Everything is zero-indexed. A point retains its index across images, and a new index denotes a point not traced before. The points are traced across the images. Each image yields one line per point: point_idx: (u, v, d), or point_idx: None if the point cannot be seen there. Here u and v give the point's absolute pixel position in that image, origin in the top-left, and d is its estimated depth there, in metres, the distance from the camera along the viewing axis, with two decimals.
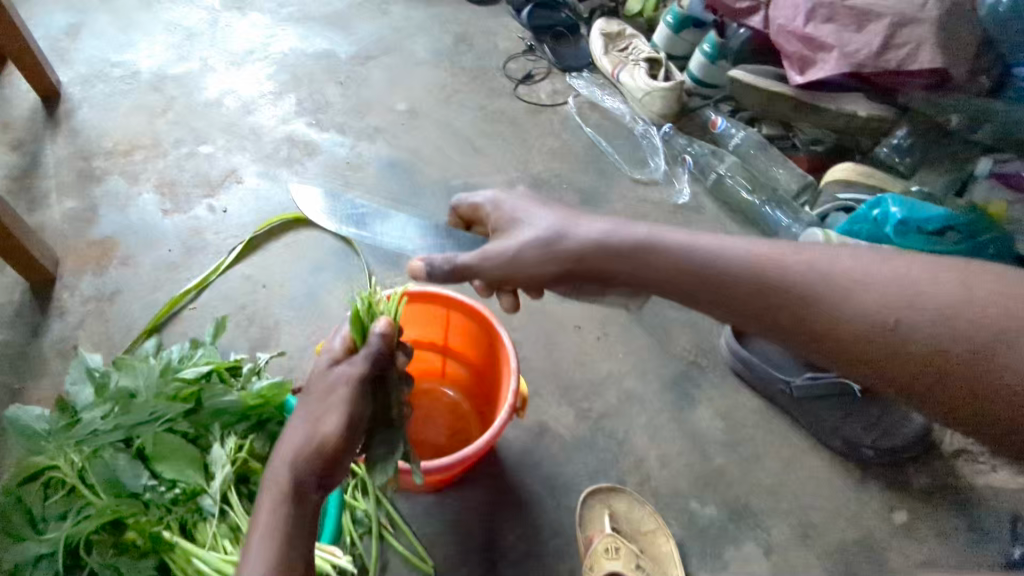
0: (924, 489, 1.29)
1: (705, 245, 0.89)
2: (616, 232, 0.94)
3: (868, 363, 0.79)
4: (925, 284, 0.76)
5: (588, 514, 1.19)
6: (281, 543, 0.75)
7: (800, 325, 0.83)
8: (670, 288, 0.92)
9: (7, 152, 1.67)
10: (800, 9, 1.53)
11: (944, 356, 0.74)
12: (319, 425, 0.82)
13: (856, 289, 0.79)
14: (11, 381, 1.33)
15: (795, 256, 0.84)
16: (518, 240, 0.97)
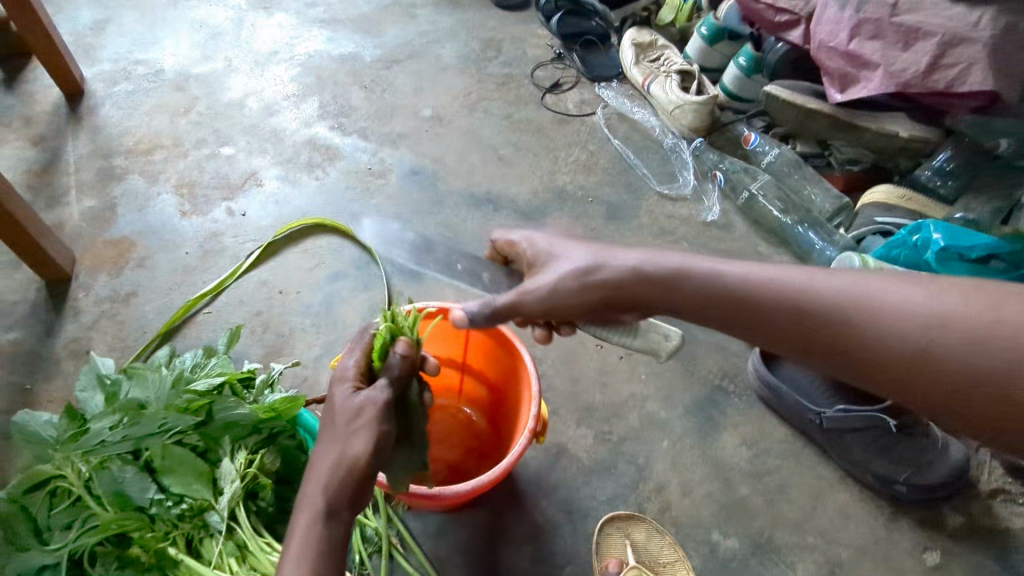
0: (961, 530, 1.21)
1: (740, 275, 0.86)
2: (650, 264, 0.90)
3: (921, 394, 0.74)
4: (982, 310, 0.70)
5: (606, 544, 1.14)
6: (316, 564, 0.74)
7: (845, 355, 0.79)
8: (706, 316, 0.89)
9: (29, 148, 1.67)
10: (845, 23, 1.46)
11: (1007, 388, 0.67)
12: (348, 447, 0.79)
13: (902, 316, 0.74)
14: (22, 380, 1.31)
15: (830, 284, 0.80)
16: (555, 275, 0.93)
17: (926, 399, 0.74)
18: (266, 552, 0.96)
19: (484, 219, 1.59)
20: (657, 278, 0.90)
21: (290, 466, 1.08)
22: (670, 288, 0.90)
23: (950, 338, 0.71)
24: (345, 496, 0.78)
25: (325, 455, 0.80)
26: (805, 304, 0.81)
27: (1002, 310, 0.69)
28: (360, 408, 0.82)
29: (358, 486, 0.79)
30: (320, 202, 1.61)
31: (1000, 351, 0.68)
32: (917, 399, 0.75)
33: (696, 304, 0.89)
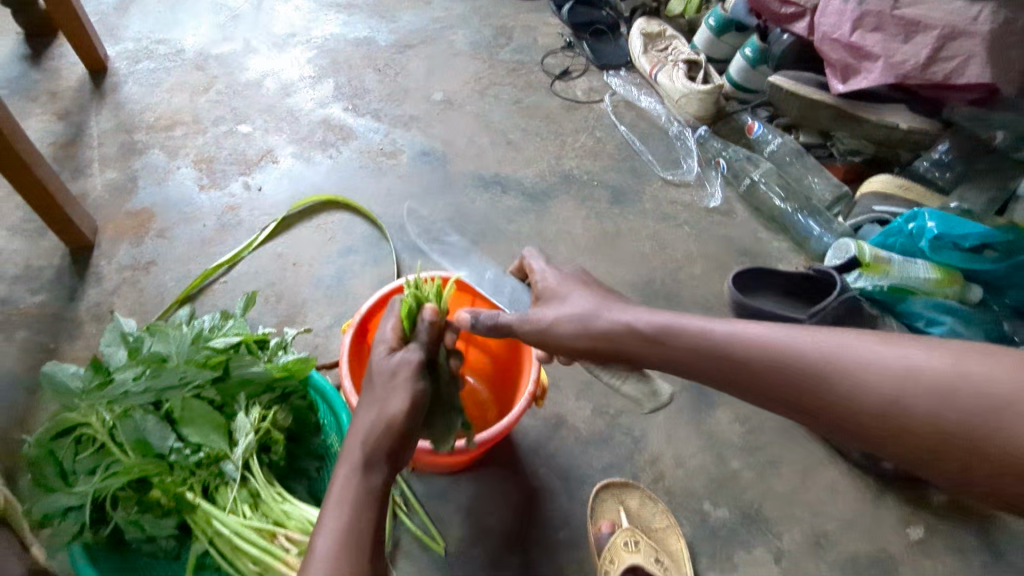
0: (945, 507, 1.26)
1: (717, 329, 0.82)
2: (633, 321, 0.86)
3: (897, 451, 0.70)
4: (946, 362, 0.67)
5: (601, 509, 1.20)
6: (355, 511, 0.76)
7: (825, 414, 0.74)
8: (682, 372, 0.85)
9: (54, 122, 1.73)
10: (846, 17, 1.51)
11: (981, 444, 0.64)
12: (385, 405, 0.84)
13: (874, 370, 0.70)
14: (47, 341, 1.37)
15: (801, 341, 0.76)
16: (553, 315, 0.91)
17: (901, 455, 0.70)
18: (277, 501, 1.03)
19: (492, 199, 1.63)
20: (634, 339, 0.86)
21: (302, 423, 1.14)
22: (642, 343, 0.86)
23: (919, 391, 0.67)
24: (381, 451, 0.82)
25: (365, 412, 0.84)
26: (782, 362, 0.76)
27: (966, 364, 0.66)
28: (396, 369, 0.88)
29: (394, 442, 0.83)
30: (333, 179, 1.66)
31: (967, 403, 0.64)
32: (896, 458, 0.71)
33: (670, 362, 0.84)
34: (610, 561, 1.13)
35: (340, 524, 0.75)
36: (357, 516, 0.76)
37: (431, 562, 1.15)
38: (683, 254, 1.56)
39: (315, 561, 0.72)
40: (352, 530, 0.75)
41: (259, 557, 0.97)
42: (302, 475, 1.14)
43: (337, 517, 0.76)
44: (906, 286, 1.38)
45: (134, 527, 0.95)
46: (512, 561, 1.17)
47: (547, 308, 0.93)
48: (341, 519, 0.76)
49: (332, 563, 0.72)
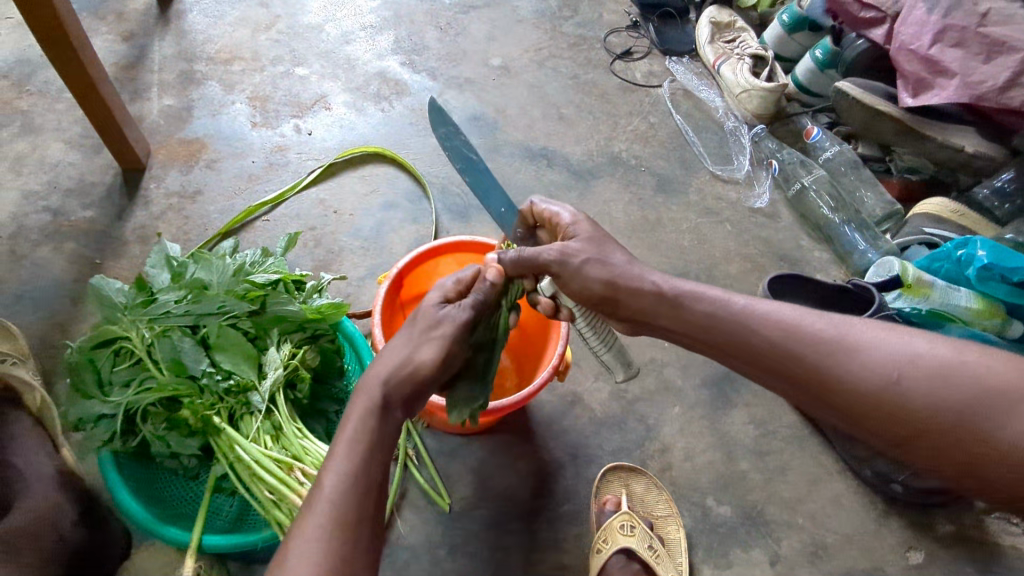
0: (948, 536, 1.25)
1: (734, 303, 0.85)
2: (653, 279, 0.90)
3: (890, 430, 0.75)
4: (947, 352, 0.72)
5: (605, 489, 1.22)
6: (366, 458, 0.76)
7: (827, 391, 0.78)
8: (693, 338, 0.89)
9: (119, 42, 1.75)
10: (928, 28, 1.46)
11: (969, 429, 0.69)
12: (418, 352, 0.84)
13: (880, 353, 0.75)
14: (93, 255, 1.42)
15: (815, 323, 0.79)
16: (583, 257, 0.91)
17: (888, 432, 0.75)
18: (297, 437, 1.07)
19: (537, 172, 1.63)
20: (654, 298, 0.90)
21: (328, 365, 1.15)
22: (660, 303, 0.89)
23: (919, 375, 0.72)
24: (401, 394, 0.82)
25: (391, 353, 0.84)
26: (795, 340, 0.79)
27: (965, 354, 0.72)
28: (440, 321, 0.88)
29: (415, 390, 0.84)
30: (383, 132, 1.67)
31: (962, 388, 0.70)
32: (884, 435, 0.76)
33: (684, 325, 0.88)
34: (604, 540, 1.15)
35: (351, 464, 0.74)
36: (369, 460, 0.76)
37: (433, 515, 1.19)
38: (721, 251, 1.55)
39: (324, 497, 0.72)
40: (362, 472, 0.75)
41: (274, 487, 1.00)
42: (321, 416, 1.17)
43: (348, 458, 0.75)
44: (945, 312, 1.34)
45: (160, 442, 1.00)
46: (512, 526, 1.19)
47: (582, 248, 0.92)
48: (350, 459, 0.75)
49: (341, 500, 0.72)
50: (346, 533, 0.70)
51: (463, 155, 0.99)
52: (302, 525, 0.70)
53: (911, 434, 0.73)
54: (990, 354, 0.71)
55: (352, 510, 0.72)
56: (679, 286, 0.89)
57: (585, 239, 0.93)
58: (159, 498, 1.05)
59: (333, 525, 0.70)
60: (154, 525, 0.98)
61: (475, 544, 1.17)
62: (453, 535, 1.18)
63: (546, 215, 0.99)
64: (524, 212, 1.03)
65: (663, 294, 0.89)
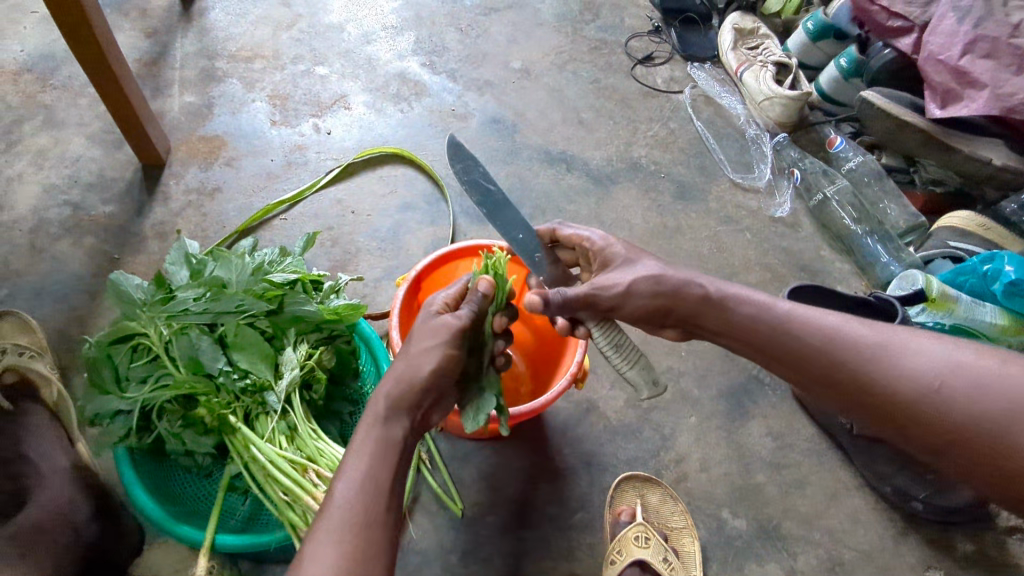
0: (969, 555, 1.22)
1: (779, 306, 0.88)
2: (700, 284, 0.92)
3: (928, 437, 0.76)
4: (992, 364, 0.72)
5: (620, 499, 1.20)
6: (371, 465, 0.76)
7: (866, 395, 0.80)
8: (739, 340, 0.92)
9: (142, 39, 1.76)
10: (958, 38, 1.43)
11: (1008, 441, 0.69)
12: (416, 363, 0.84)
13: (922, 362, 0.76)
14: (112, 250, 1.42)
15: (859, 328, 0.82)
16: (629, 278, 0.92)
17: (928, 440, 0.76)
18: (312, 438, 1.06)
19: (556, 176, 1.62)
20: (702, 305, 0.92)
21: (344, 367, 1.15)
22: (706, 306, 0.92)
23: (960, 385, 0.73)
24: (404, 403, 0.82)
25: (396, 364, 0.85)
26: (838, 344, 0.82)
27: (1010, 367, 0.71)
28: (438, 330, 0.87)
29: (416, 399, 0.83)
30: (401, 132, 1.67)
31: (1003, 399, 0.70)
32: (923, 441, 0.77)
33: (731, 329, 0.91)
34: (617, 551, 1.14)
35: (360, 470, 0.75)
36: (380, 467, 0.77)
37: (446, 520, 1.18)
38: (740, 260, 1.53)
39: (336, 504, 0.73)
40: (372, 477, 0.76)
41: (289, 488, 0.99)
42: (335, 417, 1.16)
43: (359, 465, 0.76)
44: (969, 327, 1.33)
45: (175, 439, 0.99)
46: (525, 534, 1.18)
47: (621, 273, 0.93)
48: (361, 466, 0.76)
49: (353, 506, 0.72)
50: (361, 535, 0.71)
51: (481, 187, 0.99)
52: (317, 528, 0.71)
53: (949, 442, 0.74)
54: None
55: (365, 513, 0.72)
56: (729, 290, 0.91)
57: (621, 263, 0.95)
58: (172, 495, 1.05)
59: (349, 527, 0.71)
60: (167, 523, 0.97)
61: (488, 550, 1.16)
62: (465, 540, 1.17)
63: (573, 239, 1.00)
64: (543, 234, 1.02)
65: (712, 300, 0.91)
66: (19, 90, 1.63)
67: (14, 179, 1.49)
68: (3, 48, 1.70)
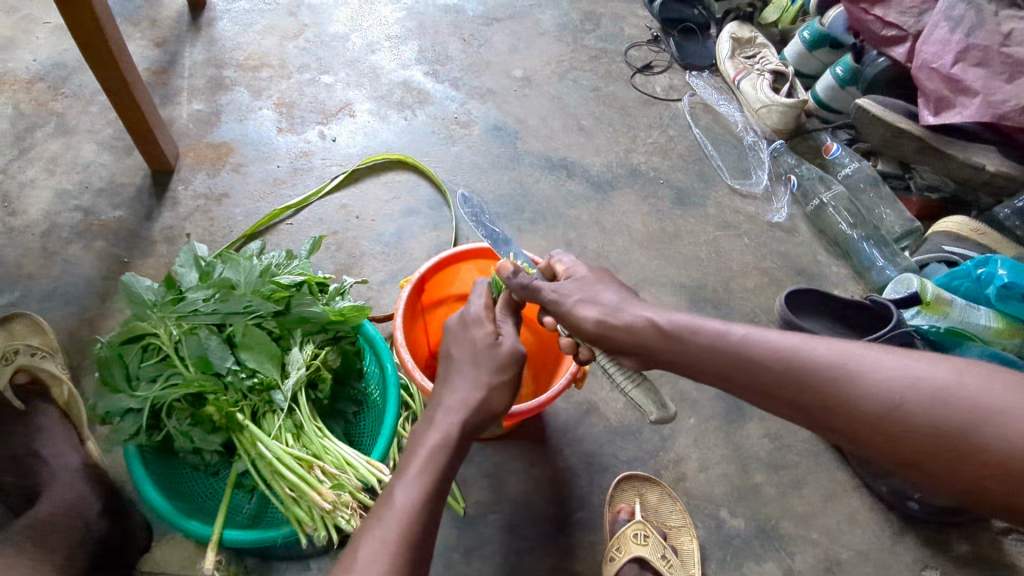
0: (965, 555, 1.24)
1: (733, 333, 0.87)
2: (650, 316, 0.94)
3: (898, 454, 0.75)
4: (947, 374, 0.73)
5: (619, 497, 1.22)
6: (429, 485, 0.78)
7: (833, 415, 0.79)
8: (700, 369, 0.90)
9: (151, 48, 1.80)
10: (950, 47, 1.46)
11: (972, 450, 0.69)
12: (488, 394, 0.90)
13: (881, 376, 0.76)
14: (122, 254, 1.45)
15: (815, 348, 0.81)
16: (575, 299, 0.98)
17: (896, 456, 0.75)
18: (318, 436, 1.08)
19: (556, 182, 1.65)
20: (653, 333, 0.93)
21: (347, 367, 1.17)
22: (658, 337, 0.92)
23: (921, 397, 0.73)
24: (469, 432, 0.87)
25: (463, 390, 0.89)
26: (797, 366, 0.81)
27: (965, 375, 0.72)
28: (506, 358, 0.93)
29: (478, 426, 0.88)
30: (405, 139, 1.70)
31: (962, 408, 0.70)
32: (893, 456, 0.76)
33: (687, 357, 0.91)
34: (617, 549, 1.15)
35: (423, 486, 0.78)
36: (436, 483, 0.79)
37: (448, 519, 1.20)
38: (738, 264, 1.56)
39: (396, 509, 0.74)
40: (431, 496, 0.78)
41: (295, 484, 1.01)
42: (340, 416, 1.18)
43: (420, 479, 0.78)
44: (964, 331, 1.34)
45: (184, 437, 1.01)
46: (526, 532, 1.20)
47: (572, 289, 0.99)
48: (424, 482, 0.78)
49: (408, 518, 0.74)
50: (409, 549, 0.71)
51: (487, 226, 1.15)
52: (370, 532, 0.72)
53: (919, 454, 0.73)
54: (987, 372, 0.72)
55: (419, 530, 0.74)
56: (679, 320, 0.92)
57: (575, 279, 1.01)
58: (181, 492, 1.07)
59: (403, 540, 0.72)
60: (176, 518, 0.99)
61: (489, 548, 1.18)
62: (467, 539, 1.18)
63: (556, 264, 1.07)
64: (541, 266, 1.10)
65: (663, 330, 0.92)
66: (31, 98, 1.67)
67: (26, 185, 1.53)
68: (16, 57, 1.74)
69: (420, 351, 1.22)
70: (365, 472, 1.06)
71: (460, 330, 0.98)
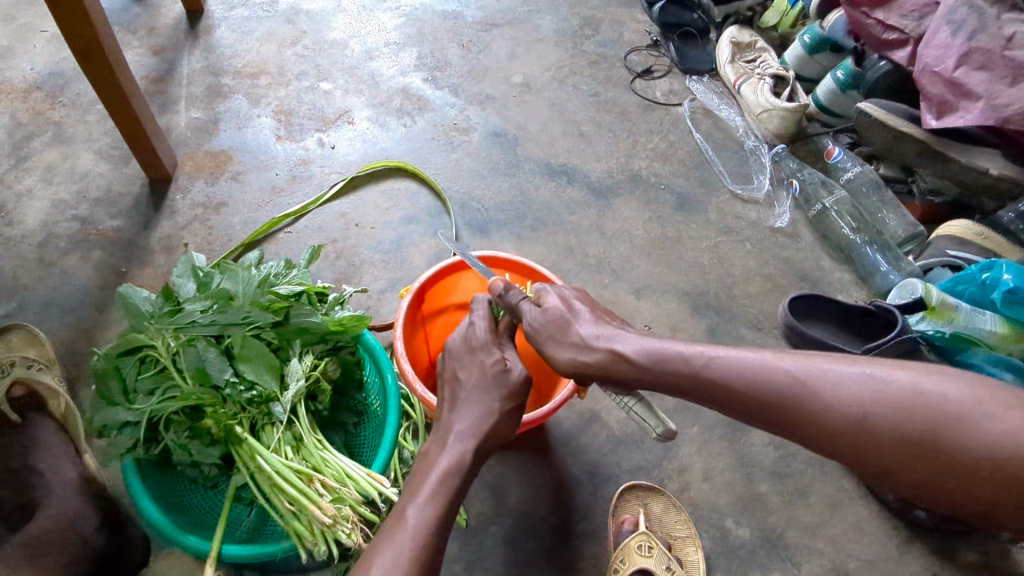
0: (974, 564, 1.22)
1: (696, 355, 0.86)
2: (615, 346, 0.91)
3: (869, 465, 0.75)
4: (907, 381, 0.74)
5: (623, 508, 1.21)
6: (440, 509, 0.79)
7: (802, 433, 0.78)
8: (668, 390, 0.89)
9: (149, 56, 1.79)
10: (952, 50, 1.45)
11: (937, 455, 0.70)
12: (491, 416, 0.89)
13: (846, 390, 0.75)
14: (119, 264, 1.44)
15: (779, 367, 0.80)
16: (542, 334, 0.96)
17: (866, 466, 0.76)
18: (318, 448, 1.07)
19: (557, 188, 1.64)
20: (619, 358, 0.90)
21: (348, 377, 1.16)
22: (621, 362, 0.90)
23: (885, 410, 0.73)
24: (476, 453, 0.87)
25: (466, 415, 0.89)
26: (765, 387, 0.80)
27: (924, 381, 0.73)
28: (513, 382, 0.93)
29: (486, 448, 0.89)
30: (404, 146, 1.69)
31: (924, 416, 0.71)
32: (864, 467, 0.76)
33: (653, 379, 0.89)
34: (621, 560, 1.14)
35: (436, 507, 0.78)
36: (447, 507, 0.80)
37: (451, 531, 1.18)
38: (741, 270, 1.55)
39: (412, 532, 0.75)
40: (443, 518, 0.78)
41: (295, 498, 1.00)
42: (340, 427, 1.17)
43: (432, 502, 0.79)
44: (970, 336, 1.32)
45: (182, 450, 1.00)
46: (529, 544, 1.18)
47: (538, 319, 0.97)
48: (436, 504, 0.79)
49: (423, 540, 0.75)
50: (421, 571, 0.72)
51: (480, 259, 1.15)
52: (384, 550, 0.73)
53: (888, 464, 0.74)
54: (944, 376, 0.73)
55: (428, 554, 0.74)
56: (643, 344, 0.90)
57: (545, 309, 0.98)
58: (179, 505, 1.05)
59: (415, 559, 0.73)
60: (173, 533, 0.97)
61: (492, 561, 1.16)
62: (469, 551, 1.17)
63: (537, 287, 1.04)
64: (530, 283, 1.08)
65: (628, 356, 0.90)
66: (29, 107, 1.66)
67: (23, 195, 1.52)
68: (14, 66, 1.74)
69: (422, 360, 1.20)
70: (366, 484, 1.05)
71: (470, 351, 0.97)
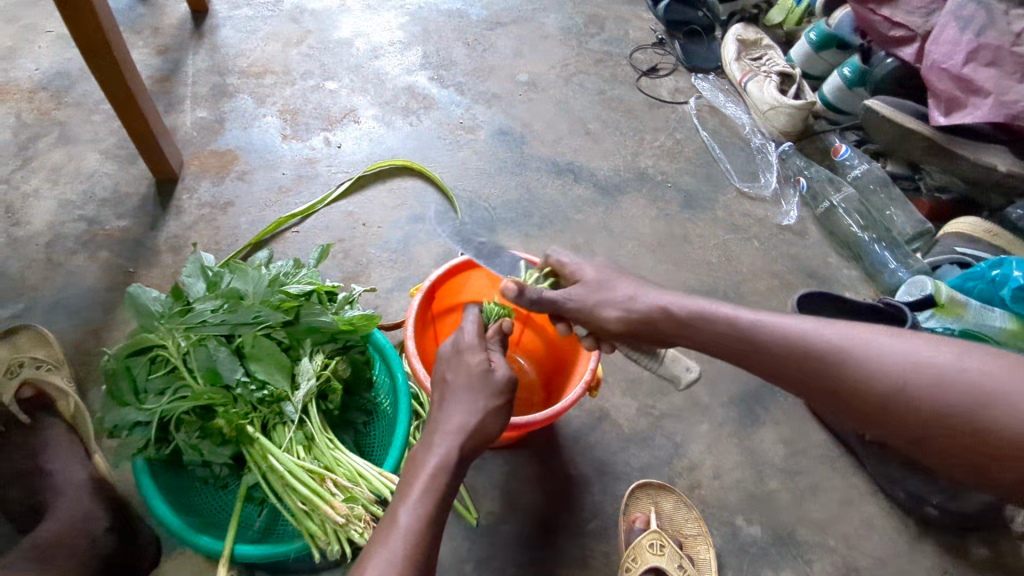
0: (985, 561, 1.22)
1: (742, 318, 0.90)
2: (663, 304, 0.96)
3: (904, 434, 0.78)
4: (950, 357, 0.75)
5: (633, 506, 1.20)
6: (434, 507, 0.78)
7: (840, 398, 0.82)
8: (714, 352, 0.93)
9: (154, 56, 1.79)
10: (960, 47, 1.46)
11: (973, 432, 0.72)
12: (494, 416, 0.88)
13: (887, 361, 0.78)
14: (127, 264, 1.44)
15: (822, 333, 0.83)
16: (594, 300, 1.00)
17: (900, 435, 0.78)
18: (329, 448, 1.07)
19: (564, 187, 1.64)
20: (670, 321, 0.95)
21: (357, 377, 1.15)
22: (672, 322, 0.95)
23: (924, 382, 0.75)
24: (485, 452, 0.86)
25: (459, 413, 0.87)
26: (806, 352, 0.83)
27: (966, 359, 0.74)
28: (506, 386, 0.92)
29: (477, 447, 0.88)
30: (410, 145, 1.69)
31: (963, 391, 0.73)
32: (899, 436, 0.79)
33: (702, 341, 0.93)
34: (633, 559, 1.13)
35: (428, 506, 0.78)
36: (441, 503, 0.79)
37: (461, 530, 1.18)
38: (748, 268, 1.54)
39: (401, 531, 0.75)
40: (434, 517, 0.78)
41: (308, 497, 0.99)
42: (350, 426, 1.16)
43: (423, 500, 0.78)
44: (979, 333, 1.32)
45: (193, 450, 1.00)
46: (540, 544, 1.18)
47: (584, 291, 1.02)
48: (428, 500, 0.78)
49: (414, 539, 0.75)
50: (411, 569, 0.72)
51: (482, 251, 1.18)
52: (380, 548, 0.73)
53: (922, 434, 0.76)
54: (990, 357, 0.74)
55: (421, 554, 0.74)
56: (696, 307, 0.93)
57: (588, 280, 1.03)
58: (191, 506, 1.05)
59: (409, 558, 0.73)
60: (186, 533, 0.97)
61: (502, 560, 1.16)
62: (479, 549, 1.17)
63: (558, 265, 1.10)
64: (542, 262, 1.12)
65: (680, 316, 0.95)
66: (34, 107, 1.66)
67: (30, 195, 1.52)
68: (19, 67, 1.73)
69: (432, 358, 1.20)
70: (377, 484, 1.04)
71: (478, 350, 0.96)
